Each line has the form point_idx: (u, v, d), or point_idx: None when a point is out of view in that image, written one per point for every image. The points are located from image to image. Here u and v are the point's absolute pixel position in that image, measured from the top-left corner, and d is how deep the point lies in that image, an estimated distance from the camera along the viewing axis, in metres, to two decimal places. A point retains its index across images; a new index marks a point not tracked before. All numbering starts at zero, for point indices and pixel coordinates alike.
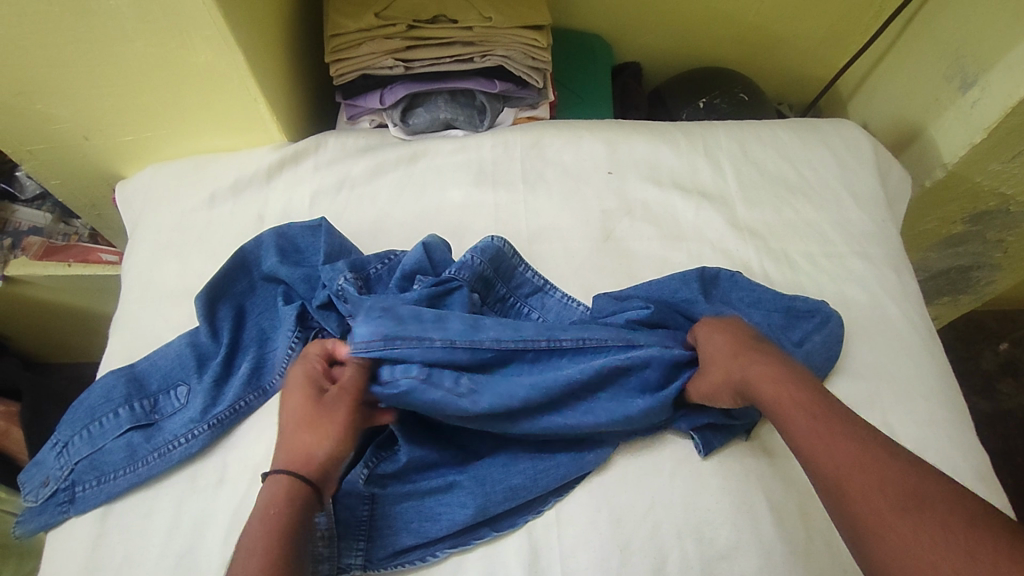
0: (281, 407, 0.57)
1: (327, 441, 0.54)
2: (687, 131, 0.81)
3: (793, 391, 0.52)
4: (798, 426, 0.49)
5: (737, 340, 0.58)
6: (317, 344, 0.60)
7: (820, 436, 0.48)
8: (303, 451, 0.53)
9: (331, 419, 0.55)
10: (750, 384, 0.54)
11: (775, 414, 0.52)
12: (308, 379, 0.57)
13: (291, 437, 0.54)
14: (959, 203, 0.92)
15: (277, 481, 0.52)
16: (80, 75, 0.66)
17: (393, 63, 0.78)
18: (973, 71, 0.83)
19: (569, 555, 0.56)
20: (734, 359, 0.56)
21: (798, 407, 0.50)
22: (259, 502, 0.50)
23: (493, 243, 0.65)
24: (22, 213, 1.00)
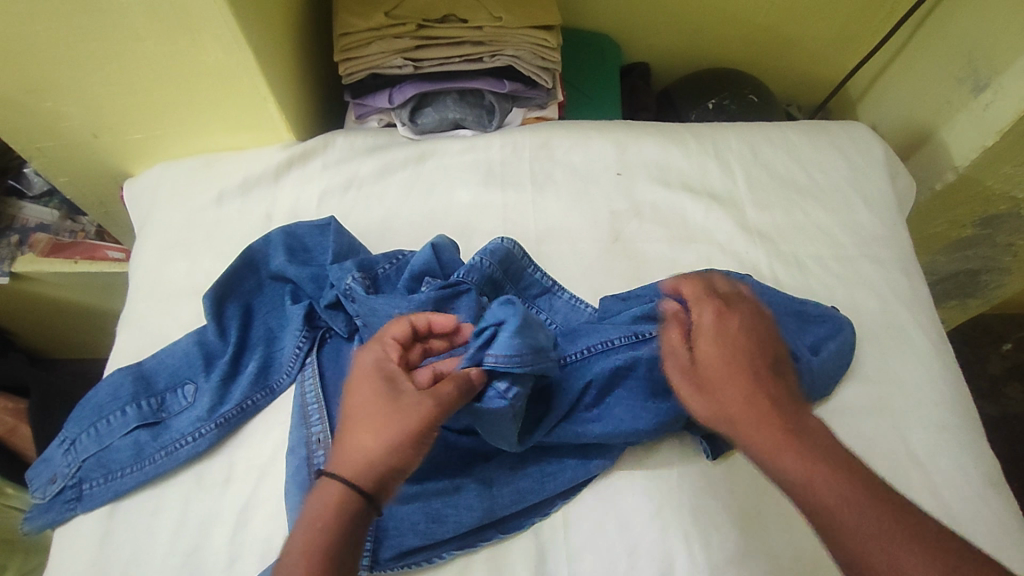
0: (347, 396, 0.52)
1: (389, 450, 0.48)
2: (696, 132, 0.80)
3: (799, 449, 0.48)
4: (813, 495, 0.46)
5: (729, 369, 0.53)
6: (401, 322, 0.55)
7: (835, 508, 0.45)
8: (361, 456, 0.48)
9: (402, 422, 0.49)
10: (754, 431, 0.49)
11: (781, 476, 0.48)
12: (382, 365, 0.52)
13: (352, 435, 0.49)
14: (969, 207, 0.91)
15: (327, 487, 0.47)
16: (90, 73, 0.66)
17: (402, 63, 0.78)
18: (986, 74, 0.83)
19: (576, 558, 0.56)
20: (735, 399, 0.51)
21: (809, 473, 0.47)
22: (310, 508, 0.46)
23: (503, 245, 0.65)
24: (29, 210, 1.00)
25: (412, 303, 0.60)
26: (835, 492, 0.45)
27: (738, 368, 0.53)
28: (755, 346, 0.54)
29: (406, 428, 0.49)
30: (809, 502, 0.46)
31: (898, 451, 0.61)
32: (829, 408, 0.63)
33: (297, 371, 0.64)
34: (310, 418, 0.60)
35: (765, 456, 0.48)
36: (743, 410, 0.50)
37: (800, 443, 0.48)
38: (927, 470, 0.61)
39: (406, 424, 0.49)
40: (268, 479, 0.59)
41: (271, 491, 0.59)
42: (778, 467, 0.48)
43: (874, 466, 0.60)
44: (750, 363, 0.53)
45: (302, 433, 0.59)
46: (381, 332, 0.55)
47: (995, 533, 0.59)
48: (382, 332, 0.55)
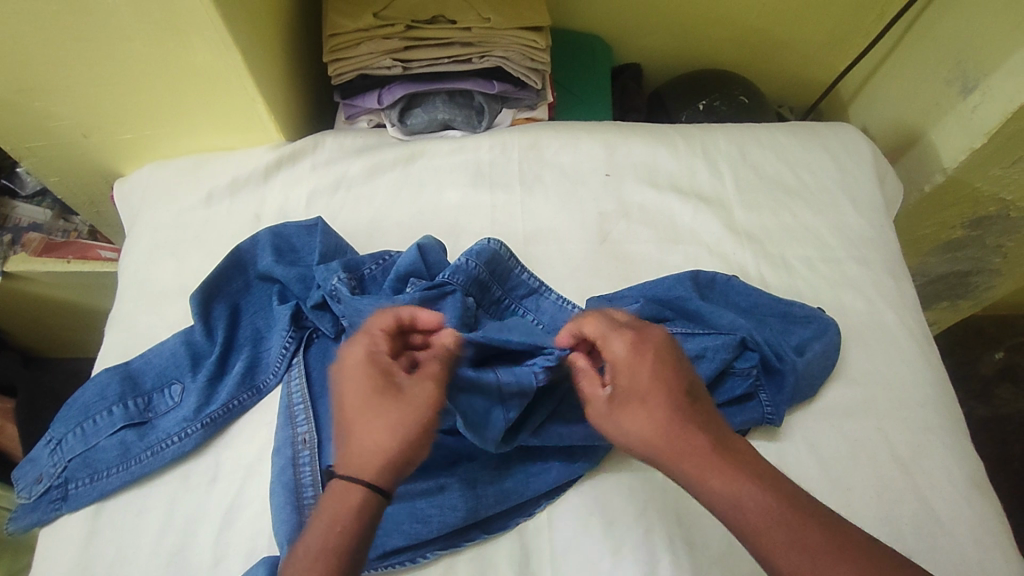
0: (345, 394, 0.50)
1: (400, 444, 0.48)
2: (685, 133, 0.80)
3: (728, 472, 0.47)
4: (744, 517, 0.46)
5: (650, 395, 0.50)
6: (386, 317, 0.54)
7: (765, 529, 0.45)
8: (372, 454, 0.48)
9: (412, 417, 0.49)
10: (681, 459, 0.48)
11: (711, 500, 0.47)
12: (376, 361, 0.51)
13: (359, 434, 0.48)
14: (958, 208, 0.91)
15: (342, 488, 0.47)
16: (79, 73, 0.66)
17: (391, 63, 0.78)
18: (974, 75, 0.83)
19: (559, 558, 0.56)
20: (653, 424, 0.49)
21: (738, 495, 0.46)
22: (326, 513, 0.46)
23: (489, 246, 0.65)
24: (22, 210, 1.01)
25: (396, 303, 0.60)
26: (764, 512, 0.45)
27: (660, 393, 0.50)
28: (670, 365, 0.52)
29: (417, 421, 0.49)
30: (739, 523, 0.46)
31: (883, 452, 0.61)
32: (815, 409, 0.64)
33: (283, 372, 0.64)
34: (296, 418, 0.60)
35: (694, 477, 0.47)
36: (671, 438, 0.49)
37: (729, 466, 0.47)
38: (911, 471, 0.61)
39: (415, 417, 0.49)
40: (254, 479, 0.59)
41: (258, 491, 0.59)
42: (709, 491, 0.47)
43: (858, 467, 0.61)
44: (672, 386, 0.51)
45: (288, 433, 0.59)
46: (368, 328, 0.53)
47: (979, 534, 0.59)
48: (368, 329, 0.53)
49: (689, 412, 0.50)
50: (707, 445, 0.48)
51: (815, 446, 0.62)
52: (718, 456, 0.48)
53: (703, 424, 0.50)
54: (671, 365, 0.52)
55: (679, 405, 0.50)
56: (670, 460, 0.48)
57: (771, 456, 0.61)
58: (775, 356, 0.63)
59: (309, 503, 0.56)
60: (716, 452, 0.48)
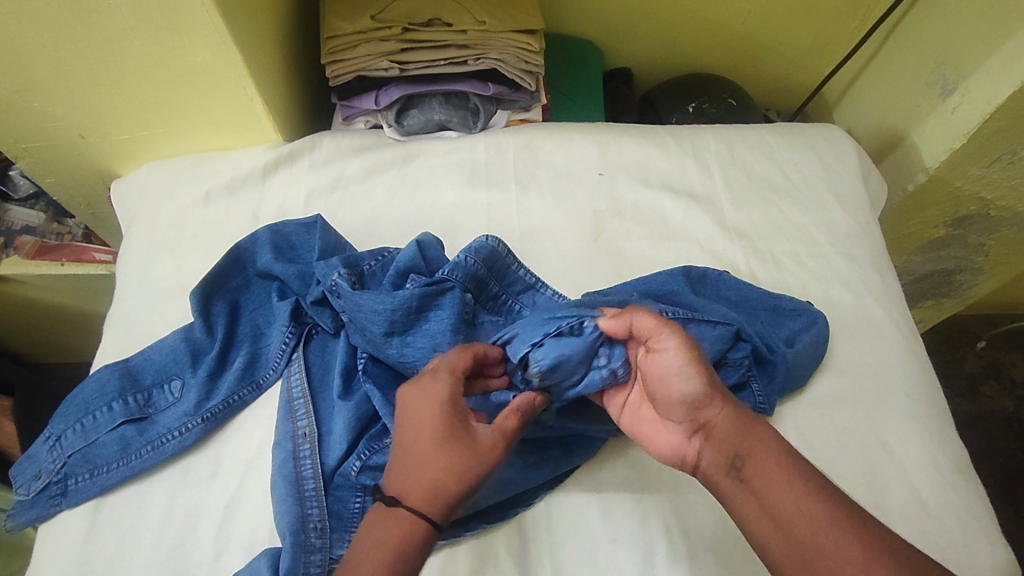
0: (418, 427, 0.51)
1: (469, 488, 0.49)
2: (675, 133, 0.82)
3: (772, 438, 0.51)
4: (783, 468, 0.49)
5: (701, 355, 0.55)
6: (466, 357, 0.54)
7: (799, 481, 0.48)
8: (442, 493, 0.49)
9: (478, 463, 0.50)
10: (734, 419, 0.52)
11: (759, 450, 0.50)
12: (454, 401, 0.51)
13: (431, 470, 0.49)
14: (940, 208, 0.94)
15: (411, 522, 0.48)
16: (78, 73, 0.67)
17: (388, 65, 0.79)
18: (952, 79, 0.86)
19: (558, 546, 0.57)
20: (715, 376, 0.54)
21: (779, 453, 0.50)
22: (389, 541, 0.47)
23: (488, 242, 0.65)
24: (15, 213, 1.01)
25: (396, 300, 0.60)
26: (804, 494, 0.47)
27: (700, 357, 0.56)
28: None
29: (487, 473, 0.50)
30: (776, 486, 0.48)
31: (872, 441, 0.63)
32: (804, 399, 0.65)
33: (283, 367, 0.64)
34: (296, 413, 0.61)
35: (746, 429, 0.51)
36: (727, 395, 0.53)
37: (773, 436, 0.51)
38: (898, 457, 0.63)
39: (487, 464, 0.50)
40: (254, 474, 0.60)
41: (258, 484, 0.59)
42: (756, 442, 0.51)
43: (848, 455, 0.62)
44: None
45: (288, 427, 0.60)
46: (449, 364, 0.53)
47: (964, 519, 0.61)
48: (445, 363, 0.53)
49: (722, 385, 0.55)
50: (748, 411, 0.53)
51: (805, 435, 0.63)
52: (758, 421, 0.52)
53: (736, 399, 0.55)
54: None
55: None
56: (734, 409, 0.52)
57: None
58: (767, 348, 0.65)
59: (311, 495, 0.57)
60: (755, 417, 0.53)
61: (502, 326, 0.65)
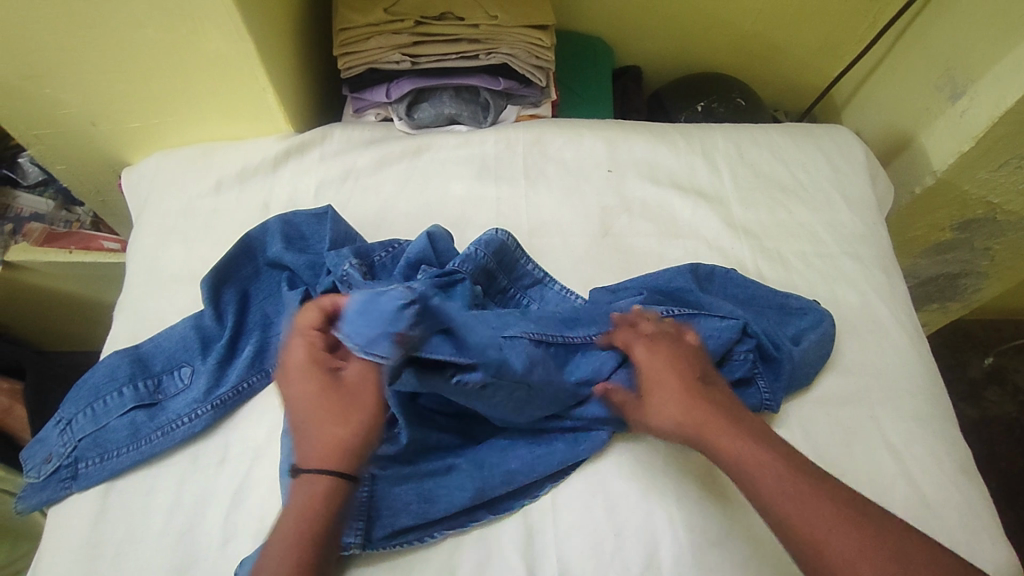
0: (294, 394, 0.56)
1: (360, 430, 0.54)
2: (685, 132, 0.83)
3: (751, 450, 0.53)
4: (759, 474, 0.52)
5: (675, 394, 0.57)
6: (312, 312, 0.58)
7: (776, 487, 0.51)
8: (333, 445, 0.53)
9: (354, 404, 0.55)
10: (699, 424, 0.55)
11: (730, 464, 0.53)
12: (316, 359, 0.57)
13: (315, 430, 0.54)
14: (947, 211, 0.94)
15: (312, 480, 0.52)
16: (92, 62, 0.67)
17: (399, 58, 0.80)
18: (962, 81, 0.86)
19: (563, 537, 0.58)
20: (684, 413, 0.56)
21: (754, 458, 0.53)
22: (299, 499, 0.51)
23: (497, 236, 0.67)
24: (23, 200, 1.01)
25: None
26: (798, 495, 0.50)
27: (685, 391, 0.57)
28: (690, 371, 0.59)
29: (371, 410, 0.55)
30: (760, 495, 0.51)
31: (876, 440, 0.63)
32: (810, 397, 0.66)
33: None
34: None
35: (717, 454, 0.54)
36: (700, 406, 0.56)
37: (751, 447, 0.53)
38: (902, 458, 0.63)
39: (364, 404, 0.55)
40: (262, 461, 0.60)
41: (266, 471, 0.60)
42: (727, 459, 0.53)
43: (851, 453, 0.63)
44: (688, 384, 0.58)
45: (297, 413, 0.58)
46: (300, 328, 0.58)
47: (967, 519, 0.61)
48: (301, 327, 0.58)
49: (713, 396, 0.58)
50: (729, 418, 0.56)
51: (809, 433, 0.63)
52: (733, 432, 0.54)
53: (726, 405, 0.57)
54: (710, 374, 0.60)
55: (702, 399, 0.57)
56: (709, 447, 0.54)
57: None
58: (773, 346, 0.65)
59: None
60: (731, 428, 0.55)
61: None
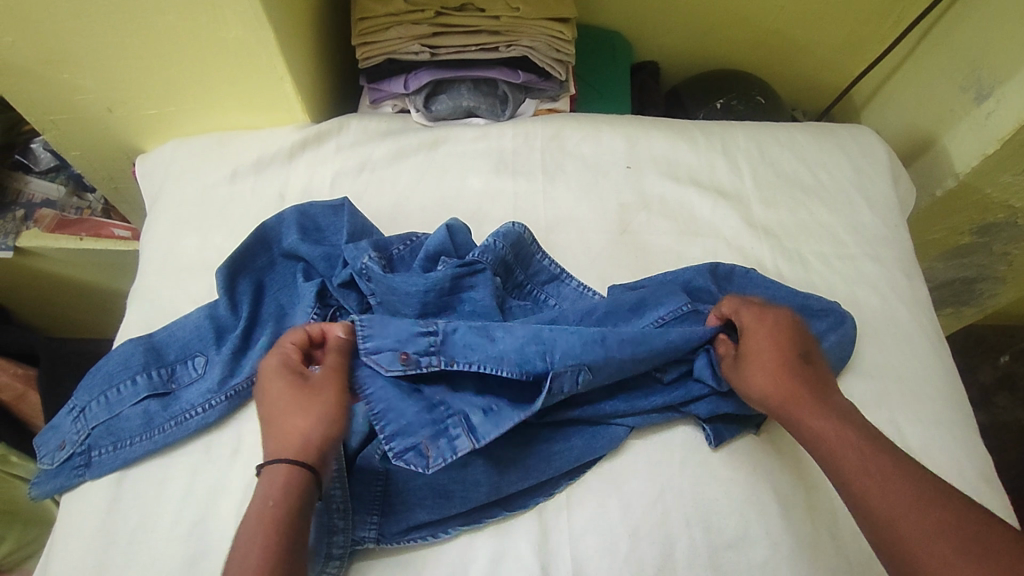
0: (263, 398, 0.55)
1: (322, 422, 0.53)
2: (706, 130, 0.81)
3: (835, 429, 0.53)
4: (838, 455, 0.52)
5: (768, 360, 0.57)
6: (296, 333, 0.58)
7: (858, 468, 0.51)
8: (294, 436, 0.52)
9: (320, 400, 0.54)
10: (786, 395, 0.56)
11: (809, 439, 0.54)
12: (287, 365, 0.56)
13: (281, 426, 0.53)
14: (968, 214, 0.93)
15: (271, 469, 0.50)
16: (111, 47, 0.67)
17: (419, 48, 0.79)
18: (988, 83, 0.85)
19: (579, 537, 0.57)
20: (771, 382, 0.57)
21: (834, 437, 0.53)
22: (260, 493, 0.49)
23: (514, 229, 0.66)
24: (35, 185, 1.00)
25: (429, 281, 0.62)
26: (883, 480, 0.49)
27: (779, 359, 0.57)
28: (789, 342, 0.58)
29: (331, 403, 0.54)
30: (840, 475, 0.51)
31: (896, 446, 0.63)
32: None
33: None
34: None
35: (798, 428, 0.55)
36: (790, 377, 0.56)
37: (835, 425, 0.53)
38: (924, 464, 0.62)
39: (329, 401, 0.54)
40: None
41: None
42: (809, 433, 0.54)
43: None
44: (784, 354, 0.58)
45: None
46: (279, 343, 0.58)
47: None
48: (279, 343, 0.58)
49: (807, 369, 0.57)
50: (816, 394, 0.56)
51: None
52: (819, 409, 0.55)
53: (818, 380, 0.57)
54: (812, 348, 0.59)
55: (795, 372, 0.57)
56: (791, 421, 0.55)
57: (786, 443, 0.62)
58: None
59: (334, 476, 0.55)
60: (817, 405, 0.55)
61: (530, 312, 0.66)
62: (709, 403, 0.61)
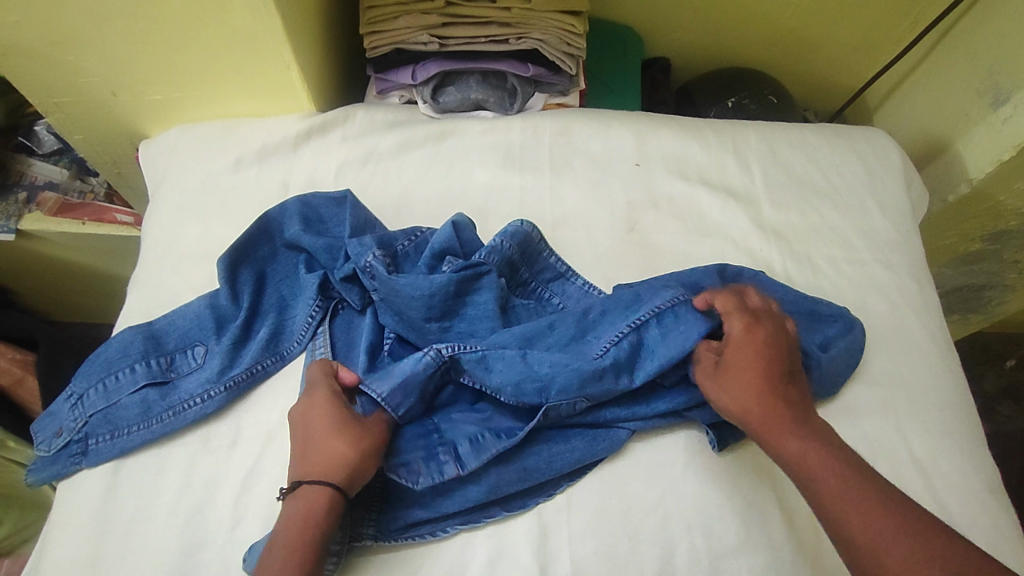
0: (307, 422, 0.55)
1: (369, 456, 0.53)
2: (717, 128, 0.80)
3: (813, 448, 0.51)
4: (815, 476, 0.50)
5: (748, 371, 0.55)
6: (323, 370, 0.57)
7: (836, 491, 0.49)
8: (338, 465, 0.52)
9: (368, 434, 0.54)
10: (762, 410, 0.54)
11: (784, 457, 0.52)
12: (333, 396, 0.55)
13: (325, 451, 0.52)
14: (980, 220, 0.91)
15: (310, 491, 0.51)
16: (115, 31, 0.66)
17: (428, 39, 0.78)
18: (1006, 88, 0.83)
19: (577, 539, 0.56)
20: (748, 395, 0.55)
21: (810, 456, 0.51)
22: (297, 516, 0.50)
23: (522, 228, 0.66)
24: (38, 168, 0.99)
25: (434, 285, 0.61)
26: (863, 505, 0.48)
27: (761, 372, 0.55)
28: (775, 355, 0.56)
29: (378, 432, 0.54)
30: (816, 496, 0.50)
31: (902, 455, 0.62)
32: (835, 406, 0.64)
33: (307, 341, 0.64)
34: None
35: (773, 445, 0.53)
36: (770, 392, 0.54)
37: (813, 445, 0.52)
38: (929, 474, 0.61)
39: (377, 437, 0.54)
40: (275, 445, 0.59)
41: (277, 456, 0.59)
42: (786, 452, 0.52)
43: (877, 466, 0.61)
44: (769, 367, 0.56)
45: None
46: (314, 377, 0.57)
47: (993, 539, 0.59)
48: (315, 375, 0.57)
49: (790, 386, 0.56)
50: (797, 413, 0.54)
51: None
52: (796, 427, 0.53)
53: (800, 399, 0.55)
54: (797, 369, 0.57)
55: (776, 386, 0.55)
56: (765, 437, 0.53)
57: None
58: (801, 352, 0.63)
59: None
60: (794, 422, 0.53)
61: (534, 312, 0.66)
62: (711, 410, 0.60)
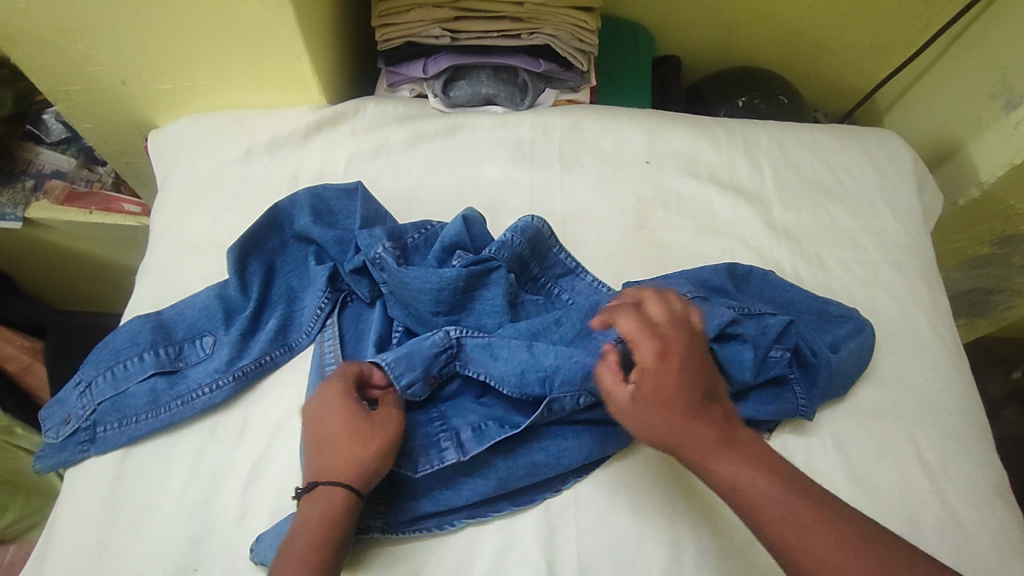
0: (330, 423, 0.54)
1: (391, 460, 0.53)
2: (728, 127, 0.80)
3: (750, 475, 0.46)
4: (758, 509, 0.45)
5: (670, 401, 0.48)
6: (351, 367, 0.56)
7: (785, 522, 0.44)
8: (361, 469, 0.52)
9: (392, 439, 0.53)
10: (687, 441, 0.47)
11: (720, 487, 0.47)
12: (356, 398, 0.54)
13: (349, 455, 0.52)
14: (990, 224, 0.91)
15: (332, 493, 0.51)
16: (126, 19, 0.65)
17: (439, 32, 0.78)
18: (1020, 92, 0.83)
19: (584, 534, 0.56)
20: (671, 428, 0.47)
21: (749, 486, 0.46)
22: (318, 518, 0.50)
23: (533, 223, 0.65)
24: (46, 156, 0.99)
25: (443, 278, 0.60)
26: (816, 531, 0.44)
27: (682, 399, 0.48)
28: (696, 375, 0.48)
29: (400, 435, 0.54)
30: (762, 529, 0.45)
31: (910, 456, 0.62)
32: (844, 407, 0.64)
33: (316, 332, 0.64)
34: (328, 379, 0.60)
35: (708, 476, 0.47)
36: (692, 422, 0.47)
37: (750, 472, 0.46)
38: (937, 477, 0.61)
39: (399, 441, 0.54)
40: (283, 436, 0.59)
41: (286, 447, 0.59)
42: (723, 482, 0.47)
43: (884, 467, 0.61)
44: (690, 393, 0.48)
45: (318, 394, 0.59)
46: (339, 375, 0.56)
47: (1000, 542, 0.59)
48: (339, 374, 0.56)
49: (713, 407, 0.48)
50: (723, 440, 0.48)
51: (843, 445, 0.61)
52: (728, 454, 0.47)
53: (725, 418, 0.49)
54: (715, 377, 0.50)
55: (700, 411, 0.48)
56: (697, 468, 0.48)
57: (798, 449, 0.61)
58: (811, 352, 0.64)
59: None
60: (726, 449, 0.47)
61: (542, 308, 0.65)
62: None
